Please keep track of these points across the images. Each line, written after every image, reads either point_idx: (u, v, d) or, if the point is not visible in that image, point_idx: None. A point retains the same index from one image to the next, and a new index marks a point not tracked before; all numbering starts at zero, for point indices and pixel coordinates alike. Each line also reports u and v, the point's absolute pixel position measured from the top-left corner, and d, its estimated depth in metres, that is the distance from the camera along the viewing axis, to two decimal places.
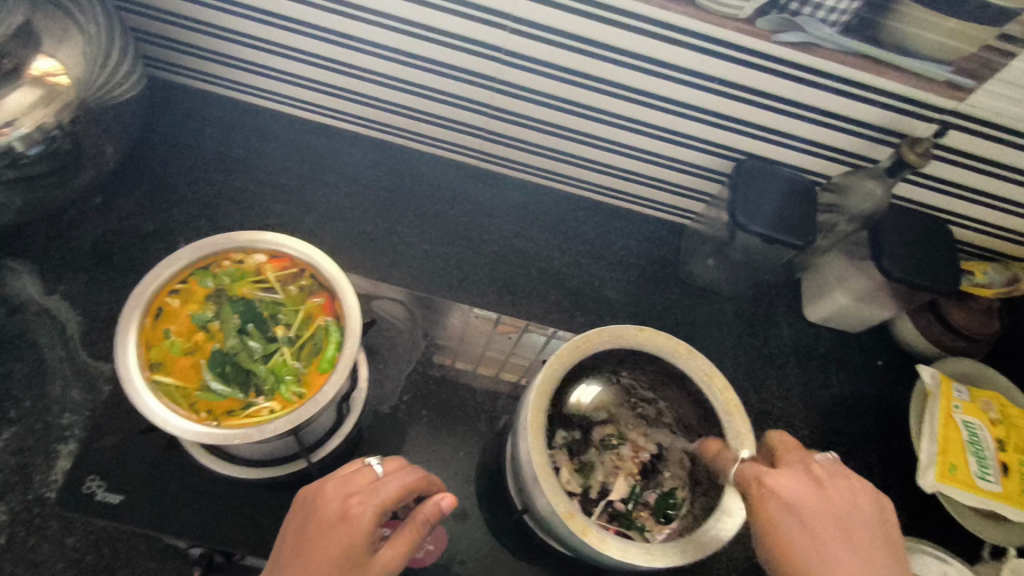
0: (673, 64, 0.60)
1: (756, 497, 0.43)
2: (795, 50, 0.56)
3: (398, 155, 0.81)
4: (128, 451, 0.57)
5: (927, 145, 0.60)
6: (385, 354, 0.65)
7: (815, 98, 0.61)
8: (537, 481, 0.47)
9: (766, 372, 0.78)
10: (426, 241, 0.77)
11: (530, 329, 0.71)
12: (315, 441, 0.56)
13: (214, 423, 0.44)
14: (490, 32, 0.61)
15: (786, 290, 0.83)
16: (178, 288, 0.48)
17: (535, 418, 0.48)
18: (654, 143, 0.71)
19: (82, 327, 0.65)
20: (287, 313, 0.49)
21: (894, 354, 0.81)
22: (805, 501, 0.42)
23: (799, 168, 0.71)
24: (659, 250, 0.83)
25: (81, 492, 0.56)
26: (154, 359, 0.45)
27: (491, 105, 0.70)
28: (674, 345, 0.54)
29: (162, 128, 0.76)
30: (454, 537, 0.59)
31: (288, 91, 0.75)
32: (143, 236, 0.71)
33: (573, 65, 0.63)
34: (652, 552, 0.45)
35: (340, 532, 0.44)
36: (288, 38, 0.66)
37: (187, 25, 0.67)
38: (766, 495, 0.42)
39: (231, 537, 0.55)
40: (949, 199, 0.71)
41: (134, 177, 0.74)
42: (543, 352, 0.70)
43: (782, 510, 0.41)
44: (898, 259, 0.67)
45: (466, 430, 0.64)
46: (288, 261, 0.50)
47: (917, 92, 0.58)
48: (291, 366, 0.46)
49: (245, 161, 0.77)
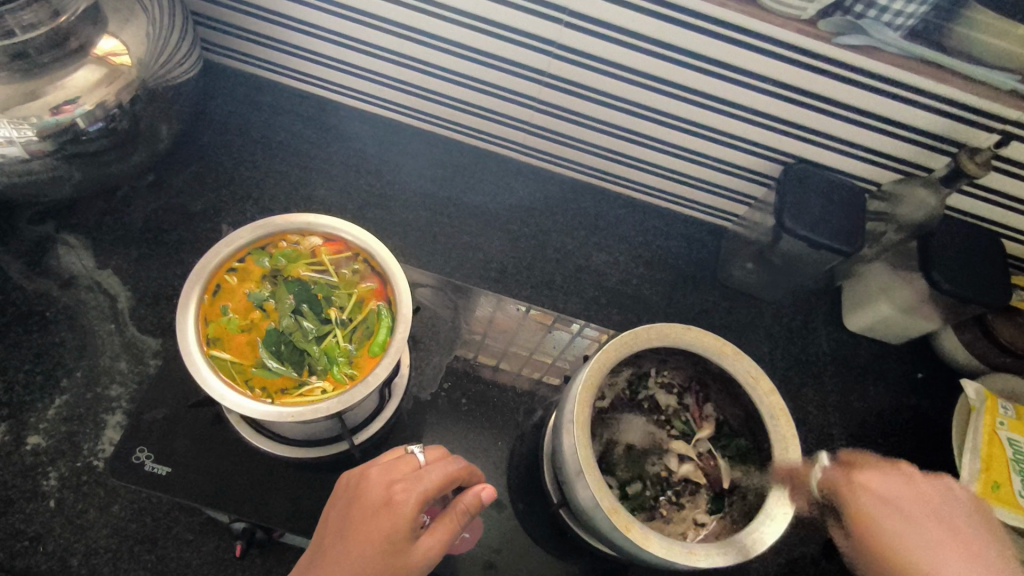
0: (728, 64, 0.60)
1: (846, 490, 0.48)
2: (856, 54, 0.55)
3: (442, 146, 0.81)
4: (176, 425, 0.57)
5: (987, 155, 0.59)
6: (425, 343, 0.66)
7: (875, 103, 0.60)
8: (581, 475, 0.47)
9: (802, 379, 0.77)
10: (467, 233, 0.77)
11: (557, 328, 0.70)
12: (358, 424, 0.57)
13: (268, 400, 0.45)
14: (549, 27, 0.61)
15: (826, 297, 0.82)
16: (236, 266, 0.49)
17: (581, 411, 0.48)
18: (702, 144, 0.71)
19: (131, 303, 0.66)
20: (340, 295, 0.49)
21: (936, 368, 0.79)
22: (896, 500, 0.47)
23: (850, 174, 0.70)
24: (698, 251, 0.83)
25: (130, 462, 0.56)
26: (211, 335, 0.46)
27: (542, 100, 0.70)
28: (720, 345, 0.52)
29: (214, 110, 0.78)
30: (488, 527, 0.59)
31: (340, 80, 0.75)
32: (191, 216, 0.72)
33: (628, 62, 0.62)
34: (694, 552, 0.45)
35: (384, 517, 0.44)
36: (341, 26, 0.67)
37: (246, 10, 0.68)
38: (857, 488, 0.48)
39: (271, 515, 0.55)
40: (1004, 210, 0.69)
41: (186, 157, 0.75)
42: (569, 348, 0.69)
43: (871, 499, 0.47)
44: (948, 271, 0.66)
45: (502, 422, 0.64)
46: (342, 245, 0.51)
47: (981, 100, 0.56)
48: (344, 348, 0.47)
49: (294, 147, 0.78)
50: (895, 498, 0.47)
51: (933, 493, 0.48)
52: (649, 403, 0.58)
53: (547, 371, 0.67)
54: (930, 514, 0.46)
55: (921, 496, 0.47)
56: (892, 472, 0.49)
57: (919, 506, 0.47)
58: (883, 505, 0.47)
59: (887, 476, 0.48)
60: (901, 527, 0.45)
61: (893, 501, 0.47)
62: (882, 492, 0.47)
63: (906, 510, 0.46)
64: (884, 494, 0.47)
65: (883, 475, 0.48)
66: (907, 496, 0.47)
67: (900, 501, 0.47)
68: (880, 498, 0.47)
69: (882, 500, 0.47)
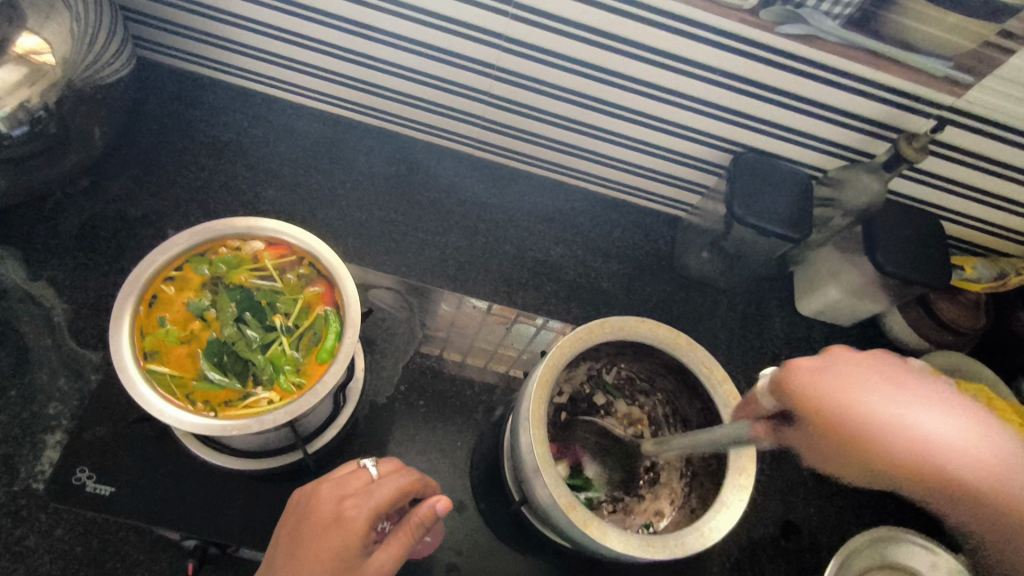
0: (675, 54, 0.60)
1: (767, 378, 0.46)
2: (797, 42, 0.56)
3: (394, 142, 0.80)
4: (119, 442, 0.55)
5: (925, 140, 0.61)
6: (380, 345, 0.64)
7: (816, 91, 0.61)
8: (538, 474, 0.47)
9: (758, 364, 0.78)
10: (421, 230, 0.76)
11: (520, 320, 0.71)
12: (311, 432, 0.55)
13: (211, 414, 0.43)
14: (492, 19, 0.60)
15: (779, 283, 0.84)
16: (173, 275, 0.47)
17: (537, 409, 0.48)
18: (653, 134, 0.71)
19: (69, 315, 0.63)
20: (285, 301, 0.48)
21: (884, 348, 0.82)
22: (830, 364, 0.42)
23: (797, 161, 0.71)
24: (654, 242, 0.83)
25: (71, 484, 0.53)
26: (148, 348, 0.44)
27: (490, 93, 0.70)
28: (674, 337, 0.53)
29: (152, 111, 0.74)
30: (449, 528, 0.59)
31: (284, 76, 0.73)
32: (131, 221, 0.69)
33: (574, 53, 0.62)
34: (652, 543, 0.45)
35: (335, 534, 0.44)
36: (282, 20, 0.65)
37: (184, 6, 0.65)
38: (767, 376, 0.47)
39: (226, 529, 0.53)
40: (943, 194, 0.71)
41: (123, 161, 0.72)
42: (533, 342, 0.69)
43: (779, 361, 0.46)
44: (892, 254, 0.68)
45: (462, 421, 0.64)
46: (286, 249, 0.49)
47: (916, 87, 0.58)
48: (290, 356, 0.45)
49: (238, 147, 0.75)
50: (825, 363, 0.42)
51: (858, 358, 0.42)
52: (602, 402, 0.59)
53: (513, 363, 0.67)
54: (887, 383, 0.39)
55: (883, 365, 0.42)
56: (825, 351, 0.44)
57: (871, 371, 0.41)
58: (806, 355, 0.44)
59: (828, 354, 0.44)
60: (863, 389, 0.39)
61: (835, 369, 0.41)
62: (819, 371, 0.42)
63: (898, 392, 0.39)
64: (827, 366, 0.42)
65: (825, 358, 0.43)
66: (860, 364, 0.41)
67: (840, 361, 0.42)
68: (828, 373, 0.41)
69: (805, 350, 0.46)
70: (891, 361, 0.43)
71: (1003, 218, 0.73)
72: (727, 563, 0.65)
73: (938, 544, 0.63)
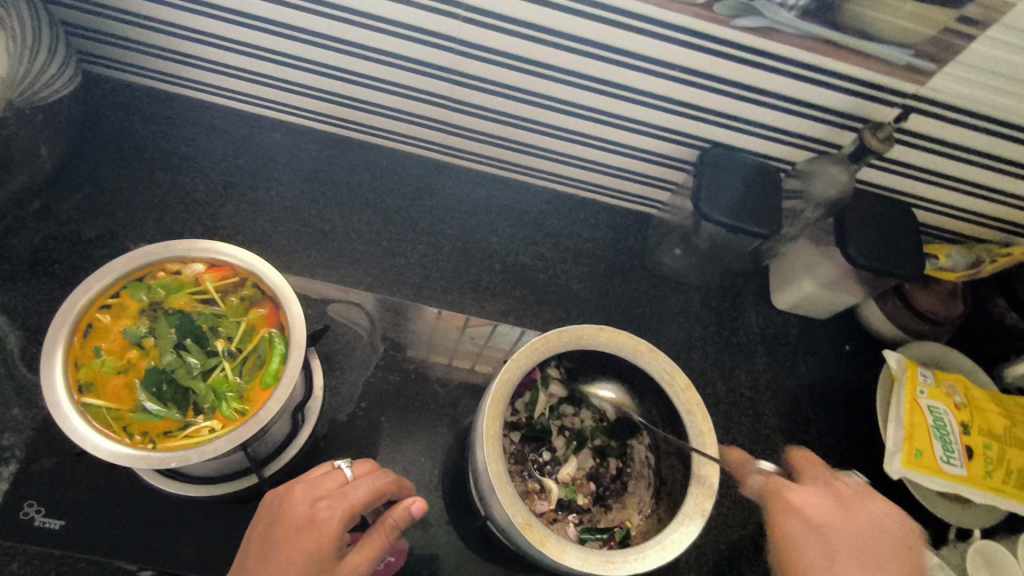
0: (628, 50, 0.59)
1: (779, 510, 0.50)
2: (754, 35, 0.55)
3: (355, 150, 0.78)
4: (72, 473, 0.54)
5: (889, 130, 0.59)
6: (341, 361, 0.64)
7: (777, 84, 0.60)
8: (493, 491, 0.46)
9: (734, 361, 0.77)
10: (385, 238, 0.74)
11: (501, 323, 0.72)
12: (268, 454, 0.55)
13: (148, 446, 0.42)
14: (445, 22, 0.58)
15: (753, 278, 0.82)
16: (110, 302, 0.46)
17: (491, 426, 0.47)
18: (615, 133, 0.70)
19: (21, 342, 0.61)
20: (227, 325, 0.47)
21: (861, 339, 0.81)
22: (824, 526, 0.49)
23: (764, 155, 0.70)
24: (624, 241, 0.82)
25: (19, 519, 0.52)
26: (83, 381, 0.43)
27: (448, 97, 0.68)
28: (635, 345, 0.52)
29: (105, 127, 0.73)
30: (414, 545, 0.58)
31: (238, 87, 0.72)
32: (85, 241, 0.67)
33: (530, 54, 0.61)
34: (612, 559, 0.44)
35: (307, 535, 0.42)
36: (233, 31, 0.63)
37: (130, 20, 0.64)
38: (789, 509, 0.50)
39: (183, 557, 0.53)
40: (914, 182, 0.70)
41: (75, 181, 0.70)
42: (517, 345, 0.71)
43: (800, 518, 0.49)
44: (864, 245, 0.67)
45: (428, 434, 0.63)
46: (227, 270, 0.49)
47: (880, 76, 0.57)
48: (232, 382, 0.45)
49: (195, 161, 0.74)
50: (821, 520, 0.49)
51: (863, 515, 0.51)
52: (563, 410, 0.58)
53: (497, 365, 0.68)
54: (856, 551, 0.49)
55: (840, 516, 0.50)
56: (826, 490, 0.52)
57: (846, 539, 0.49)
58: (809, 512, 0.50)
59: (822, 493, 0.52)
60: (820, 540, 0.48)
61: (825, 527, 0.49)
62: (808, 510, 0.50)
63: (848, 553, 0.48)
64: (812, 518, 0.49)
65: (820, 500, 0.51)
66: (834, 519, 0.50)
67: (833, 530, 0.49)
68: (810, 517, 0.50)
69: (816, 524, 0.49)
70: (848, 507, 0.51)
71: (977, 204, 0.72)
72: (704, 566, 0.63)
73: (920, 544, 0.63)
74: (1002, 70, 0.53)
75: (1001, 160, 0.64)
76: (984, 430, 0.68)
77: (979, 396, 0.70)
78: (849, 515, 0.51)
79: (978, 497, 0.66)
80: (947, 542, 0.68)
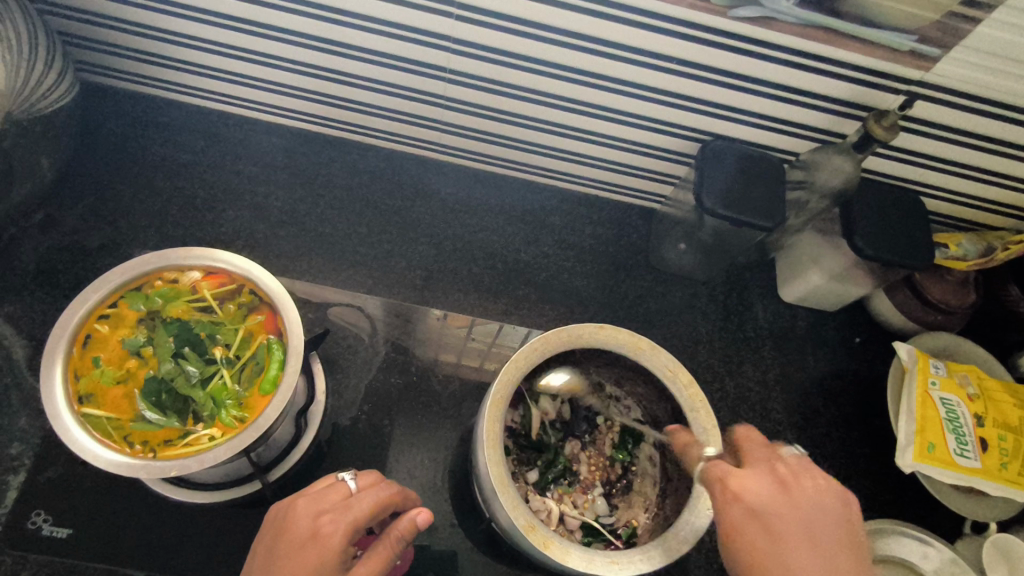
0: (623, 45, 0.58)
1: (720, 500, 0.42)
2: (752, 25, 0.54)
3: (356, 151, 0.78)
4: (76, 481, 0.55)
5: (893, 118, 0.58)
6: (343, 365, 0.64)
7: (776, 74, 0.59)
8: (495, 495, 0.45)
9: (740, 355, 0.76)
10: (387, 240, 0.74)
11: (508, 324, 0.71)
12: (272, 459, 0.56)
13: (149, 455, 0.42)
14: (437, 21, 0.58)
15: (758, 270, 0.81)
16: (108, 313, 0.46)
17: (491, 429, 0.47)
18: (614, 128, 0.69)
19: (27, 352, 0.61)
20: (225, 332, 0.47)
21: (872, 331, 0.80)
22: (771, 518, 0.40)
23: (766, 145, 0.69)
24: (628, 237, 0.81)
25: (26, 528, 0.53)
26: (83, 391, 0.44)
27: (447, 97, 0.68)
28: (635, 341, 0.52)
29: (106, 136, 0.73)
30: (420, 548, 0.58)
31: (238, 92, 0.72)
32: (88, 251, 0.67)
33: (525, 51, 0.60)
34: (617, 560, 0.44)
35: (310, 550, 0.42)
36: (228, 37, 0.63)
37: (127, 29, 0.64)
38: (730, 500, 0.42)
39: (187, 564, 0.53)
40: (923, 170, 0.69)
41: (78, 190, 0.70)
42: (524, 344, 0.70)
43: (743, 509, 0.41)
44: (870, 235, 0.65)
45: (432, 436, 0.62)
46: (224, 278, 0.49)
47: (882, 63, 0.55)
48: (231, 389, 0.45)
49: (196, 168, 0.74)
50: (766, 506, 0.41)
51: (808, 497, 0.42)
52: (569, 416, 0.58)
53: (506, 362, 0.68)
54: (807, 541, 0.40)
55: (791, 501, 0.41)
56: (767, 471, 0.43)
57: (794, 527, 0.40)
58: (754, 511, 0.41)
59: (761, 474, 0.42)
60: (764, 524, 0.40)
61: (768, 518, 0.40)
62: (749, 500, 0.41)
63: (798, 527, 0.40)
64: (755, 505, 0.41)
65: (763, 488, 0.42)
66: (780, 506, 0.41)
67: (777, 518, 0.40)
68: (754, 513, 0.41)
69: (757, 519, 0.40)
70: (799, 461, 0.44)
71: (989, 190, 0.70)
72: (714, 562, 0.63)
73: (933, 536, 0.63)
74: (1008, 53, 0.52)
75: (1011, 145, 0.63)
76: (998, 421, 0.67)
77: (992, 386, 0.69)
78: (821, 482, 0.43)
79: (994, 490, 0.65)
80: (962, 536, 0.67)
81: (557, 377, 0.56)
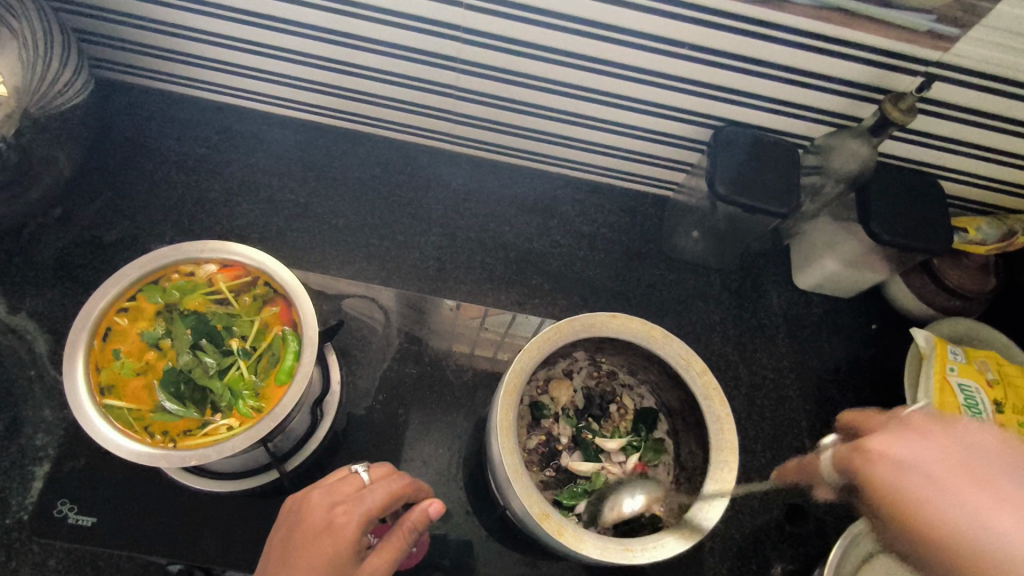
0: (634, 30, 0.57)
1: (858, 463, 0.38)
2: (764, 8, 0.53)
3: (368, 143, 0.78)
4: (99, 471, 0.56)
5: (910, 99, 0.57)
6: (357, 355, 0.64)
7: (789, 58, 0.58)
8: (509, 483, 0.46)
9: (755, 343, 0.76)
10: (399, 231, 0.74)
11: (524, 313, 0.72)
12: (287, 450, 0.57)
13: (169, 445, 0.43)
14: (445, 10, 0.58)
15: (773, 257, 0.81)
16: (127, 306, 0.47)
17: (505, 418, 0.47)
18: (626, 115, 0.68)
19: (49, 345, 0.63)
20: (241, 324, 0.48)
21: (888, 317, 0.79)
22: (924, 465, 0.35)
23: (780, 131, 0.68)
24: (641, 225, 0.80)
25: (52, 517, 0.54)
26: (104, 383, 0.45)
27: (457, 86, 0.67)
28: (648, 330, 0.52)
29: (121, 132, 0.74)
30: (437, 535, 0.58)
31: (249, 85, 0.72)
32: (106, 245, 0.68)
33: (535, 39, 0.60)
34: (630, 547, 0.44)
35: (324, 541, 0.43)
36: (238, 30, 0.63)
37: (138, 24, 0.64)
38: (869, 457, 0.37)
39: (210, 551, 0.54)
40: (940, 154, 0.67)
41: (95, 185, 0.71)
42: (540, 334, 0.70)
43: (888, 464, 0.36)
44: (888, 221, 0.64)
45: (447, 425, 0.63)
46: (239, 270, 0.50)
47: (899, 45, 0.54)
48: (248, 380, 0.46)
49: (210, 162, 0.74)
50: (917, 456, 0.36)
51: (961, 439, 0.36)
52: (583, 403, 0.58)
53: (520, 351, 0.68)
54: (980, 484, 0.33)
55: (934, 445, 0.36)
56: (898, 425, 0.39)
57: (959, 471, 0.34)
58: (905, 469, 0.35)
59: (895, 430, 0.39)
60: (921, 475, 0.34)
61: (926, 468, 0.35)
62: (898, 456, 0.36)
63: (967, 478, 0.34)
64: (907, 460, 0.36)
65: (899, 435, 0.38)
66: (930, 451, 0.36)
67: (932, 464, 0.35)
68: (913, 471, 0.35)
69: (913, 473, 0.35)
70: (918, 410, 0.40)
71: (1009, 172, 0.69)
72: (729, 551, 0.63)
73: None
74: None
75: None
76: (1018, 408, 0.66)
77: (1012, 371, 0.68)
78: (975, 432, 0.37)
79: None
80: None
81: (624, 503, 0.52)
